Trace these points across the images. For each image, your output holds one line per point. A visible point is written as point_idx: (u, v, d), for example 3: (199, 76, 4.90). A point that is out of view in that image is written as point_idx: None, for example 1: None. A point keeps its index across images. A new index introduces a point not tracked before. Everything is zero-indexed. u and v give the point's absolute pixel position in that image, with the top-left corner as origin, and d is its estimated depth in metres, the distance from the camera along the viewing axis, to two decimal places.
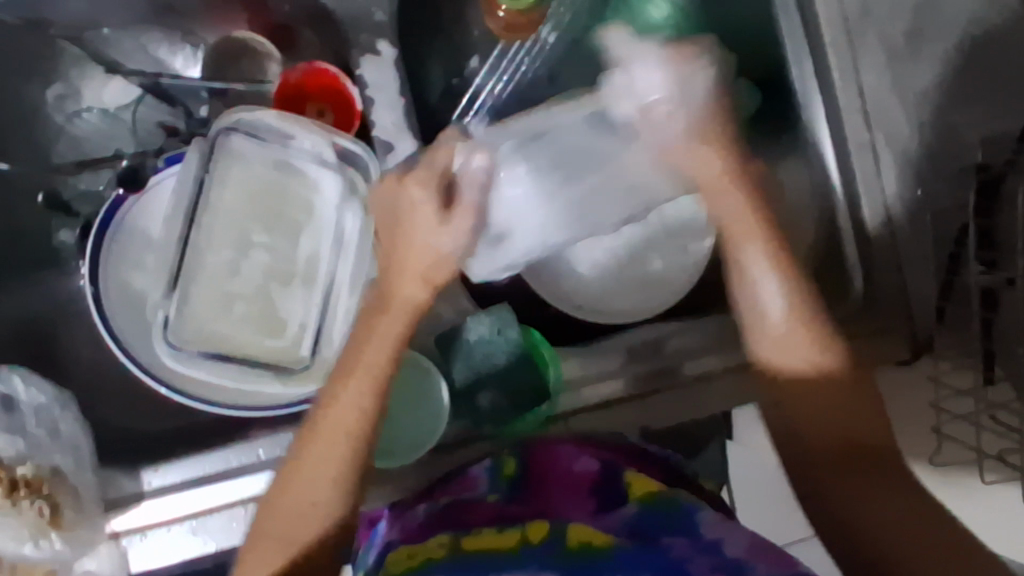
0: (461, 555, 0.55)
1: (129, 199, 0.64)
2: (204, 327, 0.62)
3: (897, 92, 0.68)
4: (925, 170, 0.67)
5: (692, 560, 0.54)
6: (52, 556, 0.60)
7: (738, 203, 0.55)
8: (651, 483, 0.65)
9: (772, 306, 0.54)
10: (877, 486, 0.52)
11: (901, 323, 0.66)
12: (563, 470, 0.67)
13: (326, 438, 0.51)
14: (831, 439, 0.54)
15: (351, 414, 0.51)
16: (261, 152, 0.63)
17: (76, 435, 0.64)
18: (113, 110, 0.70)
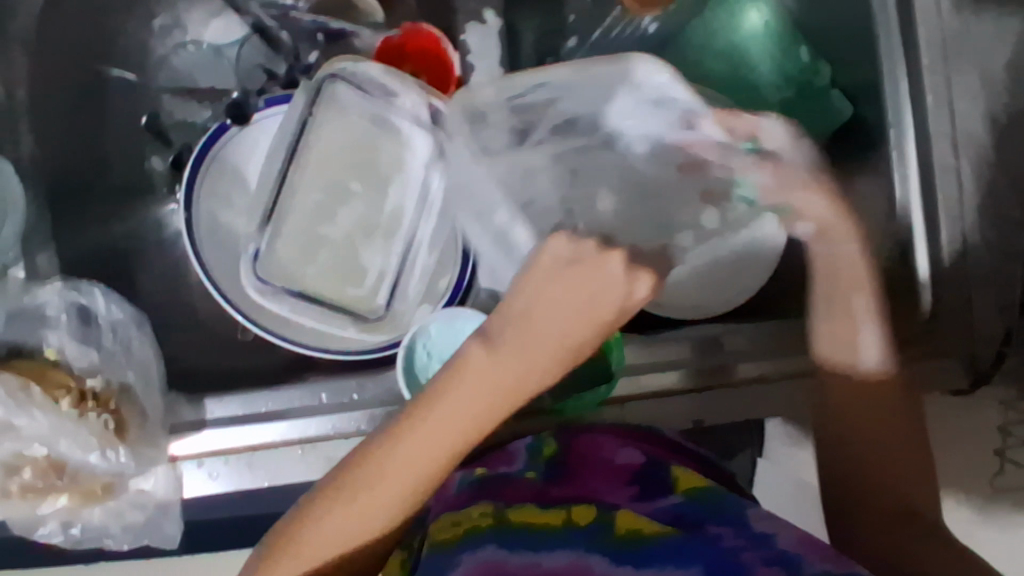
0: (510, 530, 0.55)
1: (231, 130, 0.65)
2: (288, 262, 0.63)
3: (986, 119, 0.69)
4: (1006, 197, 0.69)
5: (744, 552, 0.54)
6: (114, 469, 0.60)
7: (857, 257, 0.60)
8: (696, 477, 0.61)
9: (867, 345, 0.60)
10: (902, 531, 0.59)
11: (965, 347, 0.68)
12: (604, 458, 0.64)
13: (413, 456, 0.51)
14: (897, 489, 0.60)
15: (452, 426, 0.51)
16: (363, 106, 0.64)
17: (148, 356, 0.65)
18: (217, 48, 0.72)
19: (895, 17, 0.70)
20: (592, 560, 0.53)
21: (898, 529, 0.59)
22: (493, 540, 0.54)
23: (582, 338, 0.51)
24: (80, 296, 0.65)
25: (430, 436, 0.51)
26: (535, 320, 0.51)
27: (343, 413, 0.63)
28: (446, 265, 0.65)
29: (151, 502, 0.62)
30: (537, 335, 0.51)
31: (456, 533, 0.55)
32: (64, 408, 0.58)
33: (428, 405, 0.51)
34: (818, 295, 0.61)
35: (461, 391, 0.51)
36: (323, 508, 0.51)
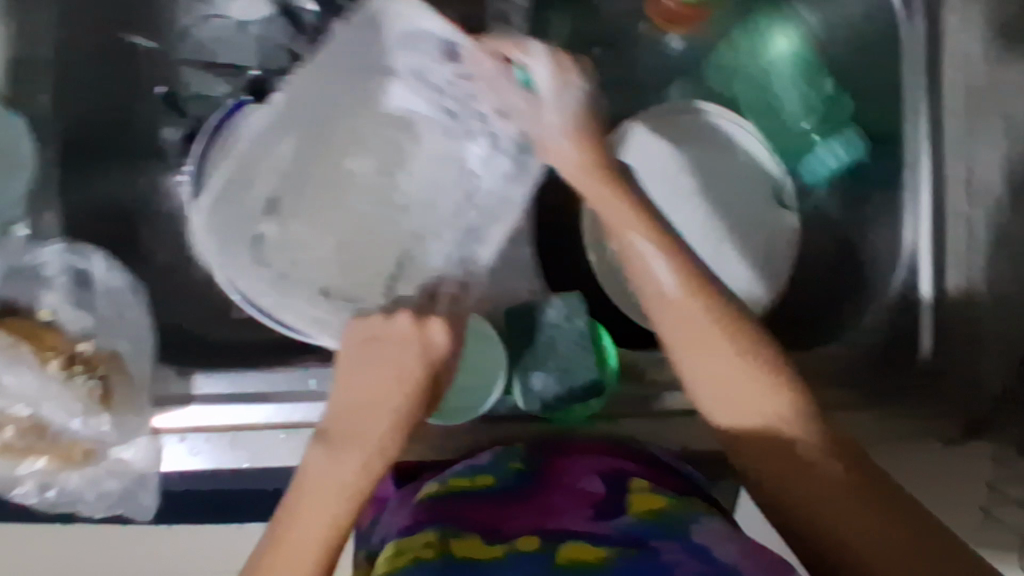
0: (451, 561, 0.52)
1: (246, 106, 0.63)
2: (272, 245, 0.61)
3: (1002, 168, 0.70)
4: (1013, 246, 0.70)
5: (681, 567, 0.50)
6: (94, 436, 0.61)
7: (620, 207, 0.56)
8: (658, 499, 0.58)
9: (667, 290, 0.53)
10: (878, 516, 0.46)
11: (967, 401, 0.68)
12: (570, 484, 0.61)
13: (295, 541, 0.48)
14: (889, 514, 0.46)
15: (330, 500, 0.49)
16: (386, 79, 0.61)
17: (141, 325, 0.64)
18: (242, 23, 0.69)
19: (924, 54, 0.70)
20: None
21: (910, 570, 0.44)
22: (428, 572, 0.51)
23: (407, 367, 0.53)
24: (76, 257, 0.64)
25: (308, 515, 0.49)
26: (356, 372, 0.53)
27: (331, 402, 0.63)
28: None
29: (130, 472, 0.61)
30: (370, 375, 0.53)
31: (396, 563, 0.52)
32: (51, 369, 0.59)
33: (294, 493, 0.50)
34: (656, 264, 0.53)
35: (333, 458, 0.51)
36: None
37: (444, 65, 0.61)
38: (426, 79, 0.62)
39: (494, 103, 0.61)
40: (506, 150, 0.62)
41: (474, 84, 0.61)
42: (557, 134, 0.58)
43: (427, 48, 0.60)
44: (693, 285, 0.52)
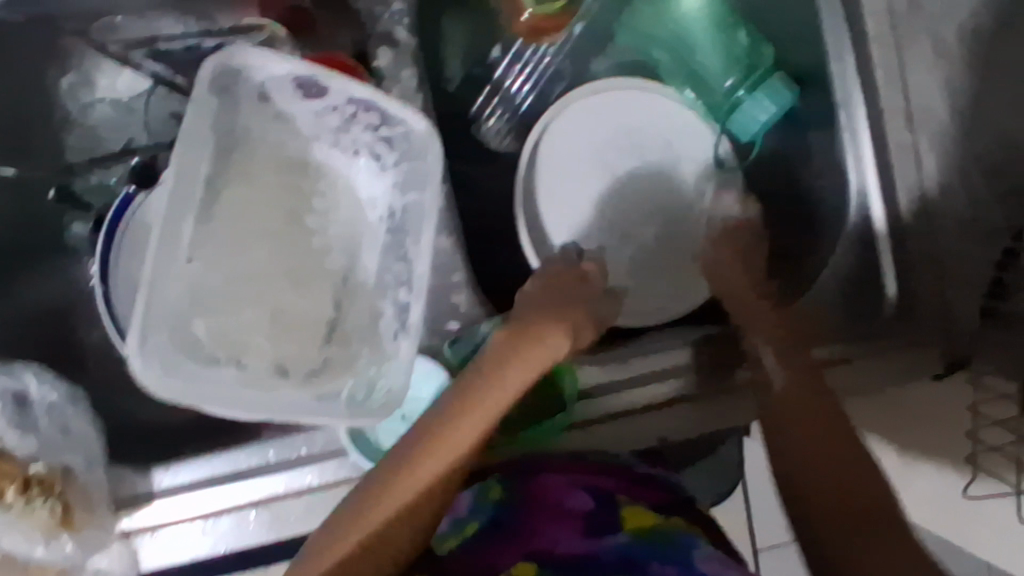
0: None
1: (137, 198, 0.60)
2: (209, 336, 0.56)
3: (943, 89, 0.65)
4: (968, 172, 0.65)
5: None
6: (64, 555, 0.61)
7: (729, 262, 0.71)
8: (646, 515, 0.64)
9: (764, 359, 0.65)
10: (863, 536, 0.54)
11: (940, 334, 0.65)
12: (557, 501, 0.66)
13: (385, 514, 0.54)
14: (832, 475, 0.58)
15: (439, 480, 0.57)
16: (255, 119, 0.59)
17: (88, 435, 0.63)
18: (126, 101, 0.69)
19: None
20: None
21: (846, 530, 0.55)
22: None
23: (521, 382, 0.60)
24: (12, 381, 0.64)
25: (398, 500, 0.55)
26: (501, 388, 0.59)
27: (295, 470, 0.62)
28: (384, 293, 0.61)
29: None
30: (495, 396, 0.59)
31: None
32: (9, 498, 0.58)
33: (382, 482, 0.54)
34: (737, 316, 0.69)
35: (441, 447, 0.56)
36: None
37: (303, 100, 0.59)
38: (291, 120, 0.61)
39: (368, 122, 0.60)
40: (397, 165, 0.62)
41: (341, 112, 0.60)
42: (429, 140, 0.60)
43: (283, 85, 0.58)
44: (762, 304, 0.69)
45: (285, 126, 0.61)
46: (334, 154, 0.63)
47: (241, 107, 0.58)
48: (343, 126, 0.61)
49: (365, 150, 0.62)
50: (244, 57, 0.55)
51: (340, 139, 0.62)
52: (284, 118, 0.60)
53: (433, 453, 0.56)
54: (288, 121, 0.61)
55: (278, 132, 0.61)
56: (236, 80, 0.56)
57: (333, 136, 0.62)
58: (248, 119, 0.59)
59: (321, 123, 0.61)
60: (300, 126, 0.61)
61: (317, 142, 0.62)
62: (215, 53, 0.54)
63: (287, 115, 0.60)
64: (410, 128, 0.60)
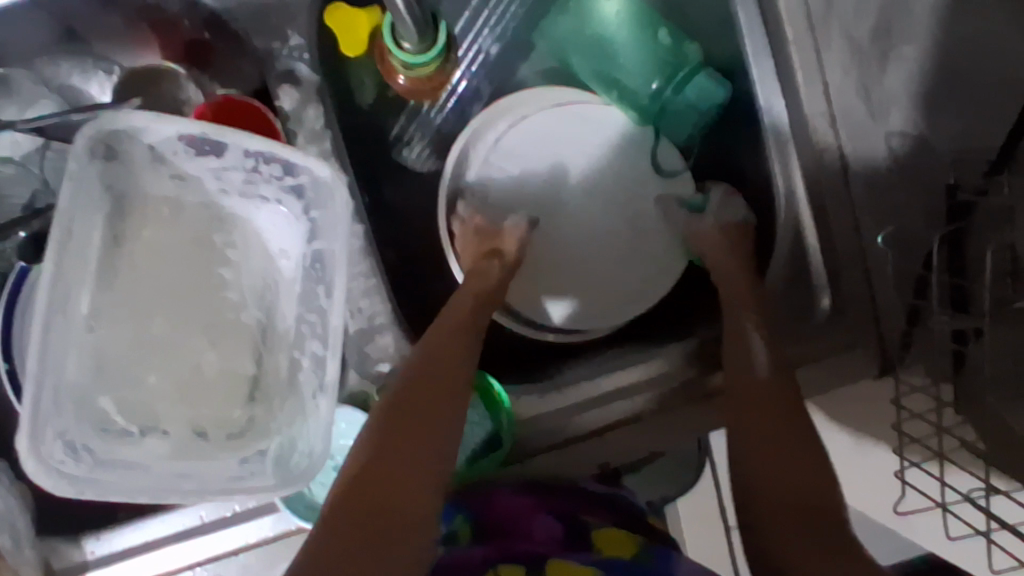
0: None
1: (32, 272, 0.57)
2: (119, 409, 0.54)
3: (863, 94, 0.62)
4: (891, 180, 0.62)
5: None
6: None
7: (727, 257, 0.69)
8: (619, 534, 0.65)
9: (757, 356, 0.61)
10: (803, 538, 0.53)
11: (873, 342, 0.63)
12: (527, 532, 0.65)
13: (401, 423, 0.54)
14: (782, 476, 0.57)
15: (439, 385, 0.56)
16: (154, 175, 0.57)
17: (12, 512, 0.61)
18: (18, 159, 0.65)
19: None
20: None
21: (790, 522, 0.54)
22: None
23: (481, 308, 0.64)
24: None
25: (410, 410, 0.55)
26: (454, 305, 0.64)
27: (230, 530, 0.62)
28: (304, 345, 0.60)
29: None
30: (455, 317, 0.62)
31: None
32: None
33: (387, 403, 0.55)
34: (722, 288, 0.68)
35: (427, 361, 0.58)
36: (340, 520, 0.48)
37: (196, 158, 0.57)
38: (187, 175, 0.58)
39: (270, 174, 0.58)
40: (307, 213, 0.60)
41: (241, 166, 0.57)
42: (332, 184, 0.58)
43: (167, 143, 0.55)
44: (746, 292, 0.66)
45: (183, 182, 0.58)
46: (238, 203, 0.61)
47: (133, 168, 0.56)
48: (245, 179, 0.59)
49: (273, 198, 0.60)
50: (122, 124, 0.52)
51: (247, 191, 0.60)
52: (179, 174, 0.58)
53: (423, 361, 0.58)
54: (186, 177, 0.58)
55: (179, 187, 0.59)
56: (116, 145, 0.53)
57: (236, 188, 0.60)
58: (142, 179, 0.57)
59: (221, 177, 0.59)
60: (199, 176, 0.58)
61: (222, 195, 0.60)
62: (86, 125, 0.51)
63: (185, 171, 0.58)
64: (315, 175, 0.58)
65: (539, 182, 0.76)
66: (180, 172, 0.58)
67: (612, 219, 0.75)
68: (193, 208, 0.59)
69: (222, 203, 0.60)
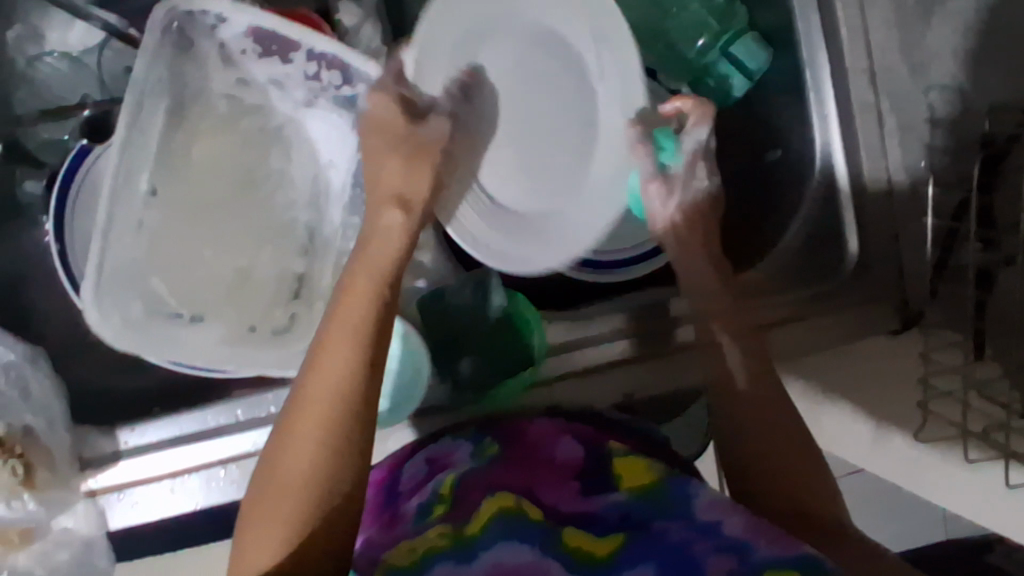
0: (467, 540, 0.51)
1: (93, 151, 0.59)
2: (170, 294, 0.55)
3: (904, 51, 0.66)
4: (928, 132, 0.66)
5: (693, 544, 0.52)
6: (27, 517, 0.59)
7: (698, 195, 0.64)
8: (641, 467, 0.61)
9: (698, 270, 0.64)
10: (801, 492, 0.55)
11: (895, 292, 0.66)
12: (547, 458, 0.62)
13: (302, 423, 0.48)
14: (781, 441, 0.57)
15: (340, 358, 0.49)
16: (224, 75, 0.58)
17: (48, 398, 0.62)
18: (77, 55, 0.65)
19: None
20: (549, 564, 0.50)
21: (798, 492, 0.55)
22: (451, 557, 0.50)
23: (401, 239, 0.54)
24: None
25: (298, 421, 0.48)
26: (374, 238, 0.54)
27: (264, 427, 0.62)
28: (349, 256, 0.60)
29: (76, 539, 0.61)
30: (382, 245, 0.53)
31: (412, 558, 0.51)
32: None
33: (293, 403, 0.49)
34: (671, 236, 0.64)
35: (338, 314, 0.51)
36: (247, 533, 0.47)
37: (265, 60, 0.57)
38: (251, 78, 0.59)
39: (331, 83, 0.58)
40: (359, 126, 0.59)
41: (302, 71, 0.57)
42: (390, 88, 0.56)
43: (240, 37, 0.55)
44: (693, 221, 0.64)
45: (250, 85, 0.59)
46: (298, 112, 0.61)
47: (204, 67, 0.57)
48: (306, 87, 0.58)
49: (332, 111, 0.59)
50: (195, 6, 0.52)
51: (309, 102, 0.60)
52: (246, 79, 0.59)
53: (337, 316, 0.51)
54: (252, 82, 0.59)
55: (246, 88, 0.59)
56: (191, 26, 0.54)
57: (299, 99, 0.60)
58: (206, 78, 0.57)
59: (286, 83, 0.59)
60: (263, 78, 0.58)
61: (285, 103, 0.60)
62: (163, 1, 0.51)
63: (252, 72, 0.58)
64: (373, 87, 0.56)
65: (458, 58, 0.60)
66: (246, 66, 0.58)
67: (599, 95, 0.58)
68: (258, 112, 0.60)
69: (283, 111, 0.60)
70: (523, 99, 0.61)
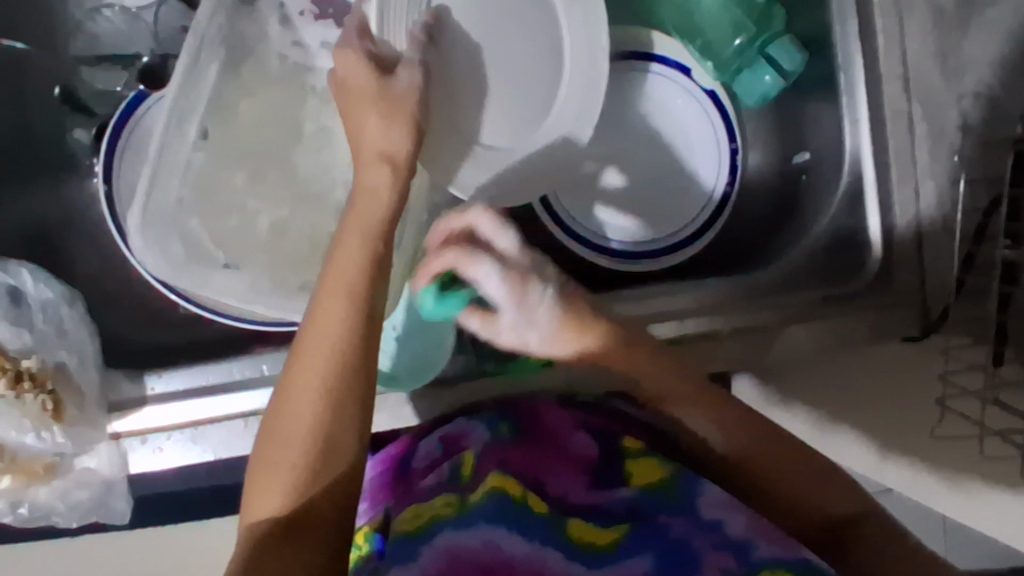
0: (470, 512, 0.52)
1: (150, 97, 0.62)
2: (207, 236, 0.58)
3: (940, 60, 0.67)
4: (959, 142, 0.66)
5: (694, 540, 0.53)
6: (52, 449, 0.60)
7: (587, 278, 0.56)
8: (653, 469, 0.60)
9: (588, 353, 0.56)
10: (797, 476, 0.57)
11: (917, 295, 0.67)
12: (563, 446, 0.63)
13: (305, 370, 0.47)
14: (776, 439, 0.57)
15: (338, 305, 0.48)
16: (278, 32, 0.61)
17: (82, 336, 0.64)
18: (133, 10, 0.67)
19: None
20: (548, 557, 0.50)
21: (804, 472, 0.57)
22: (448, 526, 0.50)
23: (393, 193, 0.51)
24: (7, 277, 0.63)
25: (301, 366, 0.48)
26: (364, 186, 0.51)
27: None
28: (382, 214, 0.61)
29: (96, 480, 0.63)
30: (375, 196, 0.51)
31: (417, 525, 0.52)
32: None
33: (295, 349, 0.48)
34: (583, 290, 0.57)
35: (334, 262, 0.50)
36: (256, 476, 0.48)
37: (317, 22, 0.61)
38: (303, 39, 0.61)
39: None
40: None
41: None
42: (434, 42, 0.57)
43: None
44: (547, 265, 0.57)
45: (300, 43, 0.61)
46: None
47: (263, 22, 0.60)
48: None
49: None
50: None
51: None
52: (298, 40, 0.61)
53: (333, 263, 0.50)
54: (303, 42, 0.61)
55: (295, 46, 0.61)
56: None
57: None
58: (264, 34, 0.60)
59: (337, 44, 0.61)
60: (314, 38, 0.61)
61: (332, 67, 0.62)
62: None
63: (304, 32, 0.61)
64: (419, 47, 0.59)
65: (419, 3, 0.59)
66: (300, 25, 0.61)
67: (566, 37, 0.64)
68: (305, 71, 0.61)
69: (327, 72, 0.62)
70: (496, 41, 0.62)
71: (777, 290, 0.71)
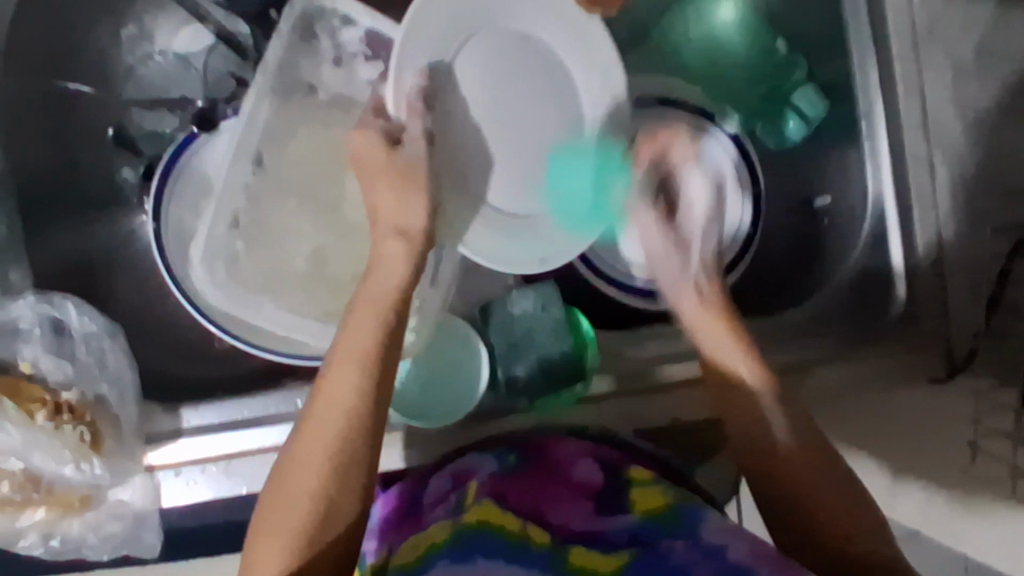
0: (462, 534, 0.51)
1: (199, 139, 0.66)
2: (256, 266, 0.63)
3: (957, 108, 0.69)
4: (977, 186, 0.69)
5: (694, 567, 0.49)
6: (89, 481, 0.61)
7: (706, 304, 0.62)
8: (657, 496, 0.58)
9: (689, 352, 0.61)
10: (842, 541, 0.52)
11: (940, 339, 0.68)
12: (565, 476, 0.62)
13: (315, 428, 0.49)
14: (818, 492, 0.54)
15: (350, 367, 0.51)
16: (329, 75, 0.65)
17: (121, 367, 0.65)
18: (186, 56, 0.71)
19: (864, 8, 0.71)
20: None
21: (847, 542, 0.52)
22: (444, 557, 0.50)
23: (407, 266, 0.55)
24: (52, 309, 0.65)
25: (310, 424, 0.50)
26: (384, 260, 0.56)
27: None
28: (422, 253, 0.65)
29: (129, 511, 0.63)
30: (391, 267, 0.55)
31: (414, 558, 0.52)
32: (38, 421, 0.60)
33: (306, 411, 0.51)
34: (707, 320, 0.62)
35: (349, 329, 0.53)
36: (255, 537, 0.48)
37: (369, 66, 0.66)
38: (354, 79, 0.66)
39: None
40: None
41: None
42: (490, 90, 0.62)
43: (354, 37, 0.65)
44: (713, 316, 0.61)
45: (350, 86, 0.66)
46: None
47: (318, 63, 0.65)
48: None
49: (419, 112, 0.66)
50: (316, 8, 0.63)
51: None
52: (348, 85, 0.66)
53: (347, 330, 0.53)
54: (354, 84, 0.66)
55: (346, 89, 0.66)
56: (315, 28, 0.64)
57: None
58: (317, 72, 0.65)
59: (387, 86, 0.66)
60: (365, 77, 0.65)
61: None
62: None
63: (353, 73, 0.65)
64: None
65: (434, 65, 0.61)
66: (356, 69, 0.65)
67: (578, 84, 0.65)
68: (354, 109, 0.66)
69: None
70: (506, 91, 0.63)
71: (800, 334, 0.71)
